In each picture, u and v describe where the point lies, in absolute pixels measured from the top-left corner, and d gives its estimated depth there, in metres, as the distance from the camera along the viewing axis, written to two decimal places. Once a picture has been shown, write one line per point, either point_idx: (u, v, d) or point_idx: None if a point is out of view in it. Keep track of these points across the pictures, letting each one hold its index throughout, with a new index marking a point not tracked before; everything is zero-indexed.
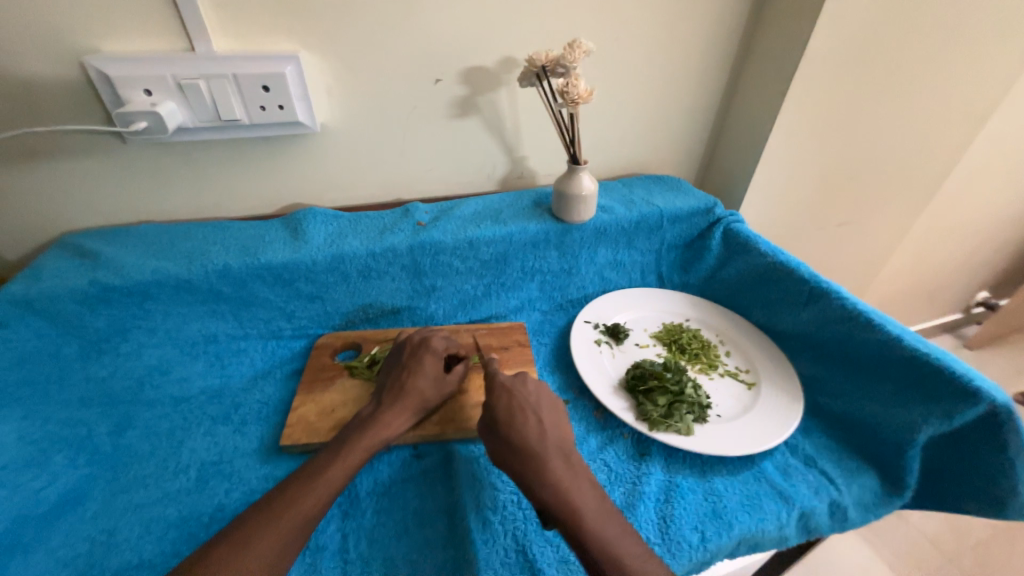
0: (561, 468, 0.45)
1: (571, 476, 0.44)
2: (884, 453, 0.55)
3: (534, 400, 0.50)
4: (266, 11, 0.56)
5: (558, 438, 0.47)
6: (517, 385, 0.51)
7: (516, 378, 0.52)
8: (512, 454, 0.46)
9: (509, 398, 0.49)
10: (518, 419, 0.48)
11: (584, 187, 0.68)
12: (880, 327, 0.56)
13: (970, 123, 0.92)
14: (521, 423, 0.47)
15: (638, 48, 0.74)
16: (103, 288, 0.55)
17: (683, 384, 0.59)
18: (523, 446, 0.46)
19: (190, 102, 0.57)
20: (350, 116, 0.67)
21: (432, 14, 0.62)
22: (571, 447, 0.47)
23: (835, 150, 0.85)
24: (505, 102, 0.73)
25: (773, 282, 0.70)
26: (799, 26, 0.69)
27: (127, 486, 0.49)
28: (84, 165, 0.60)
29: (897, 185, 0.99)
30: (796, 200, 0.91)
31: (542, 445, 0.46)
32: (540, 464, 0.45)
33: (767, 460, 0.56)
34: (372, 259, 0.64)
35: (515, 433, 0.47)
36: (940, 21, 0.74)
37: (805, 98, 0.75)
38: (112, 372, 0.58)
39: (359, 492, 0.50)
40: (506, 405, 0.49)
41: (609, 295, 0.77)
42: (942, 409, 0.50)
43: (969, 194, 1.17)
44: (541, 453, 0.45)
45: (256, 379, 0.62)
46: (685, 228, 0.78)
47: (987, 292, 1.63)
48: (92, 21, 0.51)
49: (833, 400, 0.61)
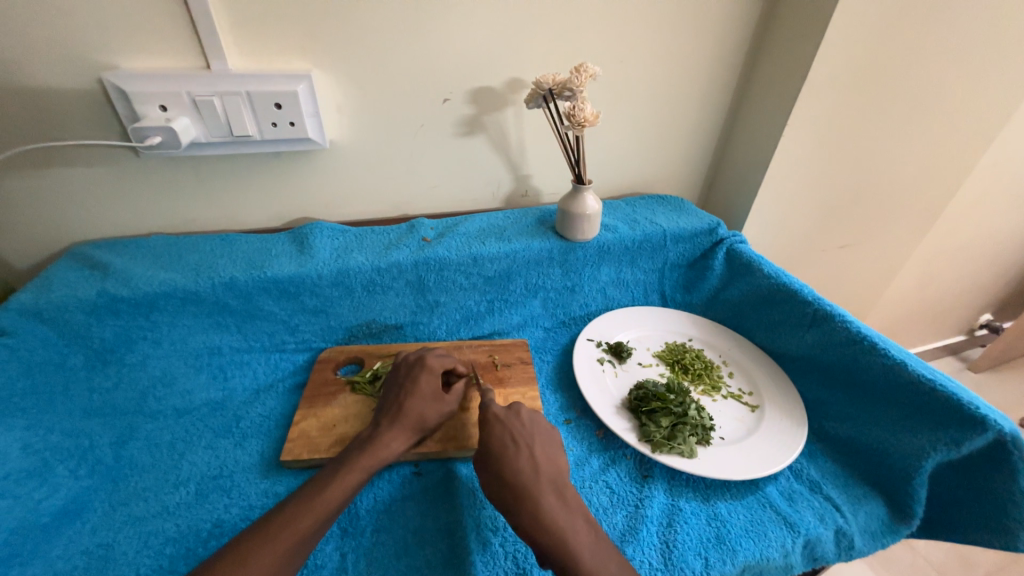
0: (556, 506, 0.44)
1: (569, 509, 0.44)
2: (891, 480, 0.54)
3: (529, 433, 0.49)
4: (281, 31, 0.58)
5: (553, 472, 0.46)
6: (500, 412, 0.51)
7: (508, 410, 0.51)
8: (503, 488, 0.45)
9: (502, 430, 0.49)
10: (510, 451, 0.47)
11: (589, 206, 0.68)
12: (884, 351, 0.56)
13: (970, 149, 0.94)
14: (512, 455, 0.47)
15: (642, 72, 0.76)
16: (111, 299, 0.56)
17: (686, 405, 0.58)
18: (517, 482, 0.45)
19: (204, 118, 0.58)
20: (359, 133, 0.68)
21: (442, 36, 0.64)
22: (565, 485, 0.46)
23: (837, 173, 0.86)
24: (512, 122, 0.74)
25: (776, 303, 0.70)
26: (801, 52, 0.70)
27: (126, 498, 0.49)
28: (98, 178, 0.61)
29: (899, 208, 0.99)
30: (799, 222, 0.92)
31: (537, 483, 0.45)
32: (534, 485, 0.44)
33: (772, 485, 0.55)
34: (377, 274, 0.65)
35: (509, 465, 0.46)
36: (937, 51, 0.76)
37: (807, 122, 0.76)
38: (116, 383, 0.58)
39: (359, 510, 0.50)
40: (499, 437, 0.48)
41: (612, 313, 0.77)
42: (949, 436, 0.49)
43: (971, 218, 1.18)
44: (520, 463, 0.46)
45: (259, 392, 0.61)
46: (688, 248, 0.79)
47: (990, 315, 1.63)
48: (112, 39, 0.53)
49: (838, 425, 0.60)
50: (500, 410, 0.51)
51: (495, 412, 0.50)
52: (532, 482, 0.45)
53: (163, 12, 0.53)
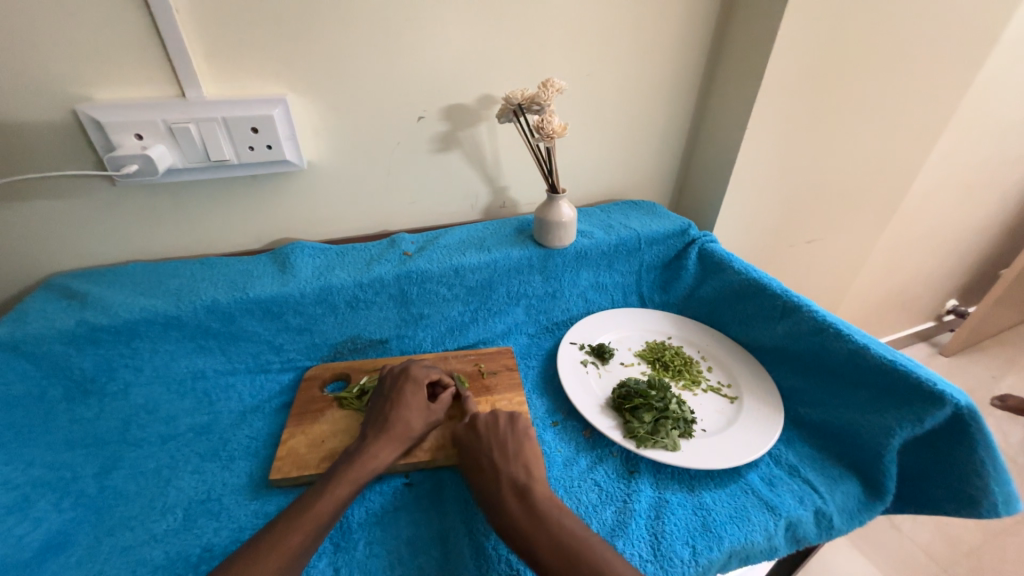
0: (515, 505, 0.46)
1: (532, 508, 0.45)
2: (864, 459, 0.57)
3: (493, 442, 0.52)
4: (256, 57, 0.59)
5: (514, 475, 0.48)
6: (467, 433, 0.53)
7: (468, 428, 0.54)
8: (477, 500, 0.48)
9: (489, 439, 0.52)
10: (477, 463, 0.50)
11: (564, 214, 0.71)
12: (848, 336, 0.59)
13: (918, 144, 1.00)
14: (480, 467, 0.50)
15: (608, 84, 0.79)
16: (91, 328, 0.55)
17: (667, 400, 0.60)
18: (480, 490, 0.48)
19: (180, 144, 0.59)
20: (337, 153, 0.69)
21: (414, 57, 0.66)
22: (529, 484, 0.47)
23: (798, 172, 0.91)
24: (486, 136, 0.77)
25: (748, 298, 0.73)
26: (754, 60, 0.75)
27: (113, 528, 0.48)
28: (73, 208, 0.61)
29: (859, 203, 1.05)
30: (767, 220, 0.96)
31: (497, 487, 0.47)
32: (517, 497, 0.46)
33: (753, 472, 0.57)
34: (360, 290, 0.66)
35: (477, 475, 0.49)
36: (879, 55, 0.81)
37: (765, 125, 0.80)
38: (98, 413, 0.57)
39: (351, 524, 0.50)
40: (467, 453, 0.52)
41: (594, 316, 0.79)
42: (912, 412, 0.52)
43: (927, 209, 1.25)
44: (497, 493, 0.47)
45: (245, 413, 0.61)
46: (662, 249, 0.82)
47: (955, 300, 1.71)
48: (87, 71, 0.54)
49: (812, 410, 0.63)
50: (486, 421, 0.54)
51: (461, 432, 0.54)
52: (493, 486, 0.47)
53: (137, 43, 0.54)
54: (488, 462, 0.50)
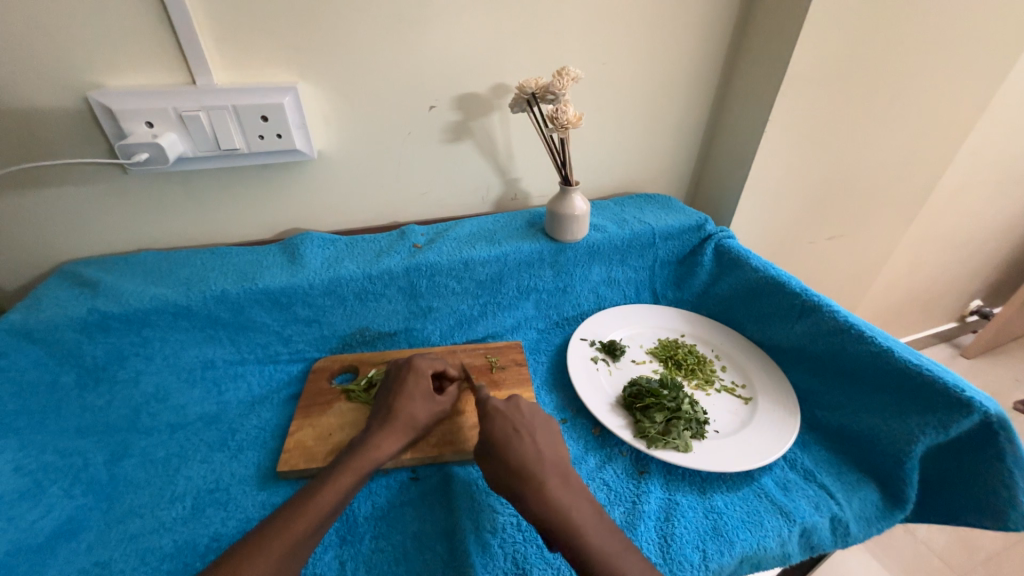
0: (561, 489, 0.45)
1: (574, 493, 0.45)
2: (883, 465, 0.55)
3: (531, 424, 0.50)
4: (266, 44, 0.58)
5: (557, 459, 0.47)
6: (509, 407, 0.51)
7: (508, 402, 0.52)
8: (509, 475, 0.46)
9: (502, 419, 0.49)
10: (514, 442, 0.48)
11: (577, 207, 0.69)
12: (871, 338, 0.57)
13: (949, 138, 0.96)
14: (517, 443, 0.47)
15: (624, 73, 0.77)
16: (102, 316, 0.56)
17: (679, 400, 0.59)
18: (520, 467, 0.46)
19: (191, 133, 0.58)
20: (347, 142, 0.68)
21: (426, 44, 0.65)
22: (569, 471, 0.47)
23: (821, 166, 0.88)
24: (498, 126, 0.75)
25: (765, 296, 0.70)
26: (779, 48, 0.72)
27: (123, 515, 0.48)
28: (86, 196, 0.61)
29: (883, 199, 1.01)
30: (786, 215, 0.93)
31: (542, 467, 0.46)
32: (558, 488, 0.45)
33: (767, 475, 0.55)
34: (369, 282, 0.65)
35: (516, 452, 0.47)
36: (912, 43, 0.77)
37: (788, 116, 0.77)
38: (109, 401, 0.58)
39: (357, 517, 0.50)
40: (502, 428, 0.49)
41: (605, 312, 0.77)
42: (937, 419, 0.50)
43: (955, 206, 1.20)
44: (541, 473, 0.45)
45: (254, 404, 0.61)
46: (677, 245, 0.80)
47: (980, 300, 1.65)
48: (97, 58, 0.53)
49: (830, 413, 0.61)
50: (499, 402, 0.51)
51: (496, 405, 0.51)
52: (537, 466, 0.46)
53: (146, 29, 0.53)
54: (531, 442, 0.48)
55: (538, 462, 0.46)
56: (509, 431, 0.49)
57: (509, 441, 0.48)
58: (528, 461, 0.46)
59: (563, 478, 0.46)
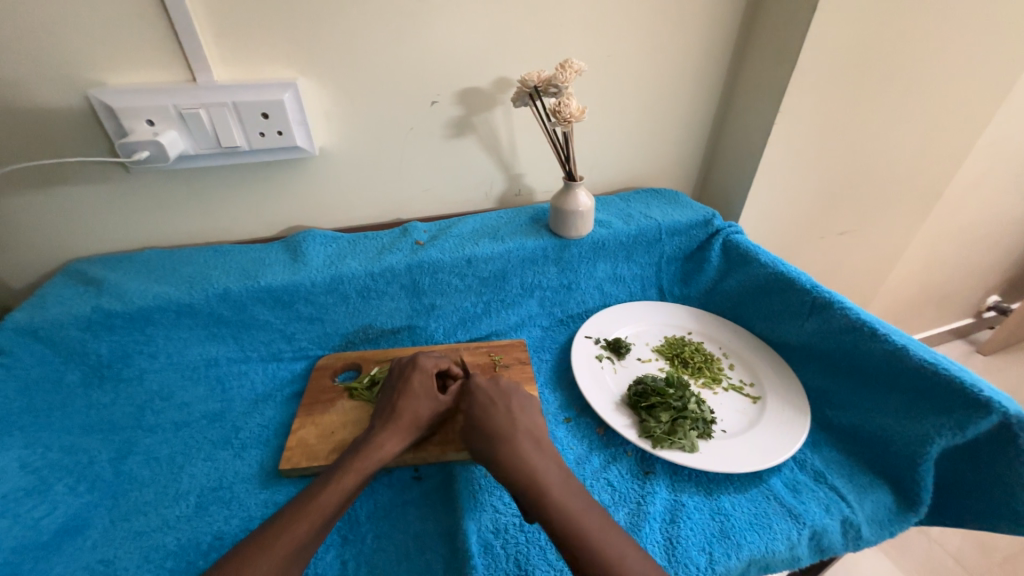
0: (531, 452, 0.46)
1: (545, 456, 0.46)
2: (897, 466, 0.53)
3: (509, 395, 0.51)
4: (265, 40, 0.58)
5: (532, 427, 0.48)
6: (490, 384, 0.52)
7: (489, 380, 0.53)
8: (482, 440, 0.47)
9: (502, 410, 0.49)
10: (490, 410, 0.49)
11: (581, 202, 0.68)
12: (885, 336, 0.55)
13: (967, 129, 0.93)
14: (492, 411, 0.49)
15: (630, 66, 0.75)
16: (106, 315, 0.56)
17: (686, 399, 0.58)
18: (492, 432, 0.47)
19: (192, 131, 0.58)
20: (348, 139, 0.68)
21: (427, 38, 0.64)
22: (543, 437, 0.48)
23: (833, 159, 0.85)
24: (501, 121, 0.74)
25: (774, 293, 0.69)
26: (789, 38, 0.70)
27: (127, 513, 0.49)
28: (90, 195, 0.61)
29: (897, 193, 0.98)
30: (797, 210, 0.91)
31: (513, 432, 0.47)
32: (529, 452, 0.45)
33: (776, 476, 0.54)
34: (371, 280, 0.65)
35: (489, 418, 0.48)
36: (929, 31, 0.75)
37: (799, 108, 0.75)
38: (114, 399, 0.58)
39: (359, 517, 0.50)
40: (479, 398, 0.50)
41: (610, 309, 0.76)
42: (953, 420, 0.49)
43: (973, 199, 1.17)
44: (511, 436, 0.46)
45: (257, 402, 0.61)
46: (684, 240, 0.78)
47: (998, 296, 1.61)
48: (98, 56, 0.53)
49: (841, 413, 0.59)
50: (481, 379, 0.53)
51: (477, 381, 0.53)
52: (509, 431, 0.47)
53: (145, 26, 0.53)
54: (505, 411, 0.49)
55: (511, 429, 0.47)
56: (487, 402, 0.50)
57: (485, 411, 0.49)
58: (502, 426, 0.47)
59: (536, 444, 0.47)
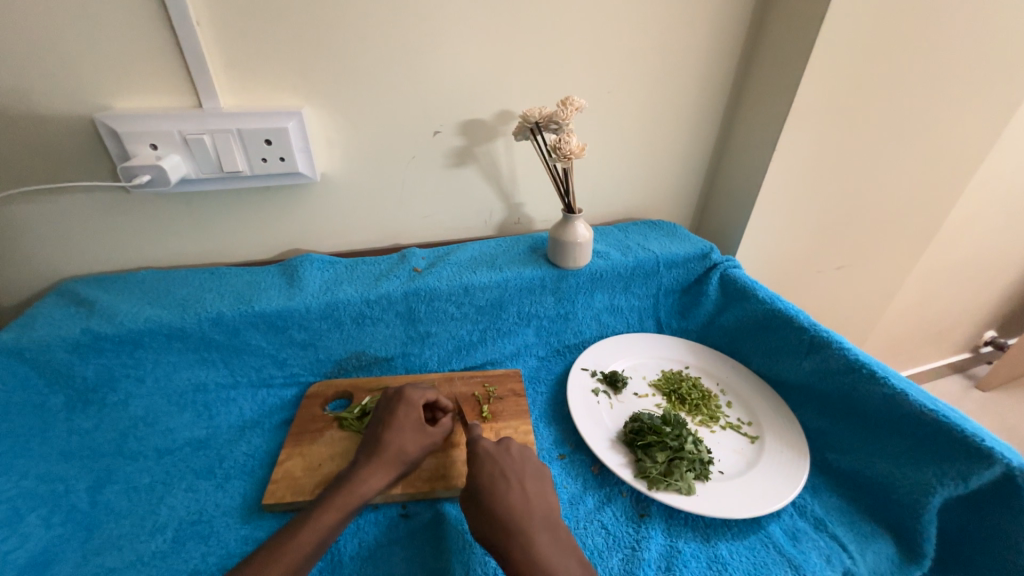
0: (547, 545, 0.43)
1: (563, 549, 0.43)
2: (898, 515, 0.52)
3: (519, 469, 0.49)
4: (273, 70, 0.59)
5: (545, 509, 0.46)
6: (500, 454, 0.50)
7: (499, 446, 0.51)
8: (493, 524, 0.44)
9: (489, 465, 0.48)
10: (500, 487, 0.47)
11: (579, 234, 0.68)
12: (884, 379, 0.55)
13: (959, 170, 0.94)
14: (504, 491, 0.46)
15: (630, 102, 0.77)
16: (95, 337, 0.55)
17: (683, 439, 0.56)
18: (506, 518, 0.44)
19: (194, 155, 0.59)
20: (350, 166, 0.68)
21: (432, 71, 0.65)
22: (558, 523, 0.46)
23: (829, 196, 0.87)
24: (502, 152, 0.75)
25: (772, 329, 0.68)
26: (785, 81, 0.72)
27: (101, 546, 0.47)
28: (89, 214, 0.61)
29: (892, 230, 0.99)
30: (794, 245, 0.92)
31: (529, 519, 0.44)
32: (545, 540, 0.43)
33: (775, 523, 0.53)
34: (367, 306, 0.64)
35: (501, 502, 0.45)
36: (920, 78, 0.77)
37: (795, 147, 0.76)
38: (98, 423, 0.57)
39: (343, 557, 0.48)
40: (487, 473, 0.48)
41: (607, 341, 0.75)
42: (955, 469, 0.48)
43: (967, 236, 1.18)
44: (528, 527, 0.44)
45: (244, 429, 0.60)
46: (682, 273, 0.78)
47: (994, 332, 1.61)
48: (108, 81, 0.54)
49: (841, 456, 0.58)
50: (489, 444, 0.51)
51: (486, 448, 0.50)
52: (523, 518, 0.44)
53: (157, 54, 0.54)
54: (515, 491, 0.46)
55: (527, 517, 0.44)
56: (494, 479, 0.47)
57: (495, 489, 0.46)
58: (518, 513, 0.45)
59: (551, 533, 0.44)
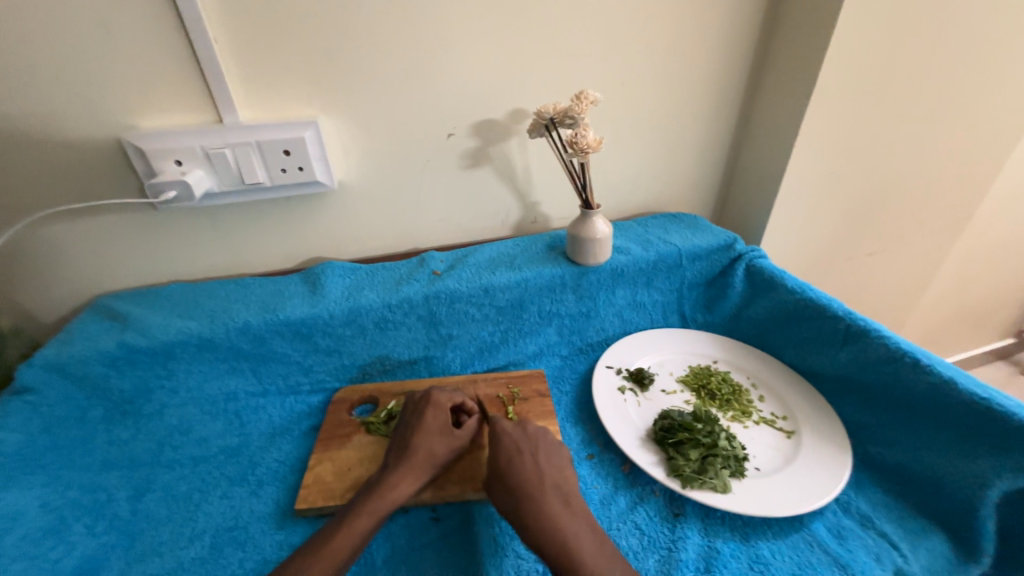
0: (576, 535, 0.42)
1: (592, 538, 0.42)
2: (950, 510, 0.49)
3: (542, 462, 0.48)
4: (290, 82, 0.60)
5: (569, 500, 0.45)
6: (522, 442, 0.50)
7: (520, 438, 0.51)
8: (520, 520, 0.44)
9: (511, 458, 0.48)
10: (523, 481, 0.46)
11: (599, 229, 0.67)
12: (929, 367, 0.52)
13: (998, 145, 0.89)
14: (528, 484, 0.46)
15: (644, 94, 0.76)
16: (130, 350, 0.57)
17: (716, 435, 0.55)
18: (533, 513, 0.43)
19: (217, 169, 0.60)
20: (367, 173, 0.69)
21: (444, 74, 0.65)
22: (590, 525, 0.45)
23: (857, 178, 0.83)
24: (517, 151, 0.74)
25: (804, 320, 0.66)
26: (806, 62, 0.69)
27: (142, 554, 0.48)
28: (120, 232, 0.63)
29: (927, 212, 0.95)
30: (822, 232, 0.89)
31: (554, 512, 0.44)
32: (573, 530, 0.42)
33: (818, 520, 0.51)
34: (389, 311, 0.64)
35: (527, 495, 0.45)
36: (952, 50, 0.73)
37: (820, 129, 0.74)
38: (135, 434, 0.58)
39: (375, 561, 0.48)
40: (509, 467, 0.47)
41: (631, 338, 0.74)
42: (1013, 460, 0.45)
43: (1007, 215, 1.12)
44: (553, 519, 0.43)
45: (274, 436, 0.61)
46: (706, 265, 0.76)
47: None
48: (134, 102, 0.56)
49: (885, 449, 0.55)
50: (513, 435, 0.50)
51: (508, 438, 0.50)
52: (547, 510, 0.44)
53: (179, 73, 0.56)
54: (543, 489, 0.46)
55: (550, 508, 0.44)
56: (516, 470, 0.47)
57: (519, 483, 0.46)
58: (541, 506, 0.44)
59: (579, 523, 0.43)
